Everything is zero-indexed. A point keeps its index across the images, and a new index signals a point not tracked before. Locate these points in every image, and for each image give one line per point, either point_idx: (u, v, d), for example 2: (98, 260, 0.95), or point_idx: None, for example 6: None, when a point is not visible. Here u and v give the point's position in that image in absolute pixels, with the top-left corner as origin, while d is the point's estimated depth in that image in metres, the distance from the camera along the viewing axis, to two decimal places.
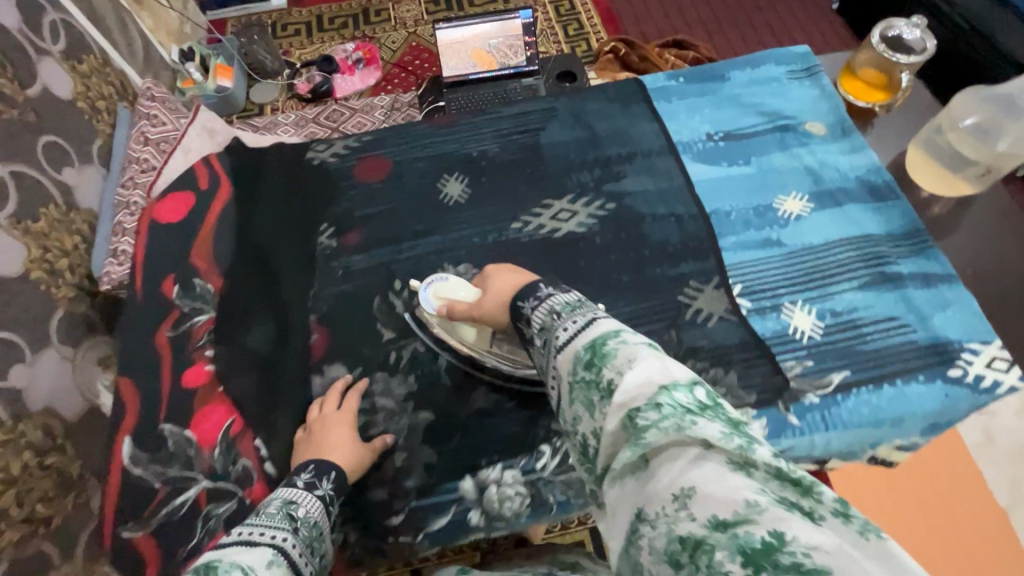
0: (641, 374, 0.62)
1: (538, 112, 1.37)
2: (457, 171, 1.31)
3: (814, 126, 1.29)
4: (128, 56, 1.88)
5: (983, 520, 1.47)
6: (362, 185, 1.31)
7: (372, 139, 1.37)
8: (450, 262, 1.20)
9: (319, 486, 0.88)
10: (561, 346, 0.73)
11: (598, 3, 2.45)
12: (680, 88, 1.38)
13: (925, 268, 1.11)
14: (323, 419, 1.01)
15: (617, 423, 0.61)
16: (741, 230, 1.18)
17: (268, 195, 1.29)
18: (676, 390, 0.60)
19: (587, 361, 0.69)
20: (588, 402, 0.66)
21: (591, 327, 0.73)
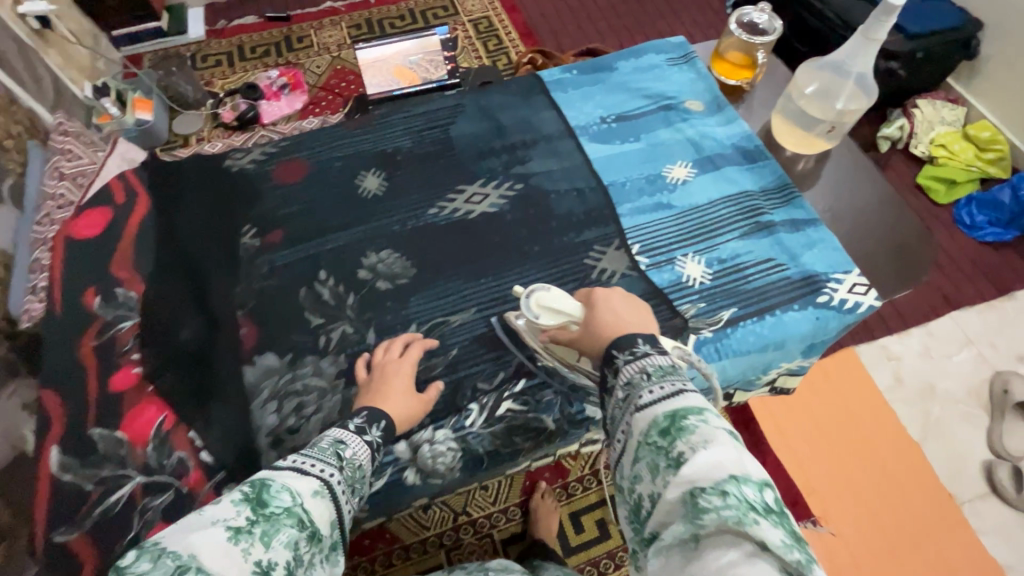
0: (716, 458, 0.67)
1: (448, 108, 1.45)
2: (375, 167, 1.37)
3: (693, 104, 1.41)
4: (36, 93, 1.84)
5: (900, 453, 1.62)
6: (283, 186, 1.34)
7: (290, 144, 1.40)
8: (373, 249, 1.25)
9: (369, 433, 0.91)
10: (642, 406, 0.77)
11: (514, 19, 2.59)
12: (575, 79, 1.48)
13: (794, 215, 1.24)
14: (385, 364, 1.07)
15: (680, 497, 0.67)
16: (636, 197, 1.28)
17: (178, 205, 1.28)
18: (745, 483, 0.65)
19: (663, 428, 0.73)
20: (654, 466, 0.72)
21: (677, 395, 0.76)
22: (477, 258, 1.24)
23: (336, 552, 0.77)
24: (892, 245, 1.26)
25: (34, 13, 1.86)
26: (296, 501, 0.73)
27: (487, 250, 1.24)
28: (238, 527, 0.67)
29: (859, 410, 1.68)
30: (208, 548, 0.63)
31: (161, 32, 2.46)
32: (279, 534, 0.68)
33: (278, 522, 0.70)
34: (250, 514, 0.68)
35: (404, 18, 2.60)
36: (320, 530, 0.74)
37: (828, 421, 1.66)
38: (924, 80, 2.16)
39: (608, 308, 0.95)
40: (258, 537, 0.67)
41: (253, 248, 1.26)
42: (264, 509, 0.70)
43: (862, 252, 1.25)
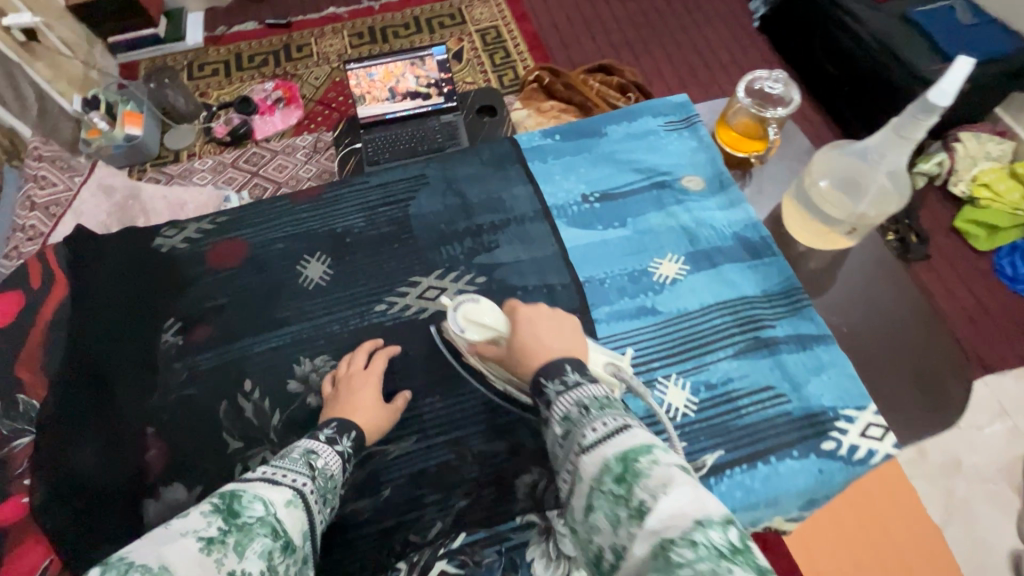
0: (677, 500, 0.54)
1: (411, 178, 1.27)
2: (320, 251, 1.18)
3: (693, 180, 1.21)
4: (19, 111, 1.77)
5: (933, 549, 1.37)
6: (213, 273, 1.15)
7: (228, 220, 1.21)
8: (308, 353, 1.06)
9: (339, 444, 0.84)
10: (587, 447, 0.64)
11: (524, 29, 2.43)
12: (556, 146, 1.30)
13: (801, 329, 1.04)
14: (351, 377, 0.99)
15: (646, 552, 0.53)
16: (615, 298, 1.10)
17: (95, 271, 1.09)
18: (711, 525, 0.52)
19: (617, 473, 0.60)
20: (614, 517, 0.58)
21: (620, 431, 0.64)
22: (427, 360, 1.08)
23: (305, 566, 0.69)
24: (917, 371, 1.04)
25: (18, 24, 1.78)
26: (270, 511, 0.64)
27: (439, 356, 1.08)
28: (210, 537, 0.57)
29: (898, 492, 1.39)
30: (175, 562, 0.53)
31: (157, 39, 2.36)
32: (253, 543, 0.59)
33: (252, 531, 0.60)
34: (222, 524, 0.59)
35: (409, 27, 2.48)
36: (293, 541, 0.65)
37: (872, 518, 1.32)
38: (969, 115, 1.95)
39: (533, 337, 0.84)
40: (232, 549, 0.57)
41: (172, 350, 1.06)
42: (237, 519, 0.60)
43: (877, 382, 1.03)
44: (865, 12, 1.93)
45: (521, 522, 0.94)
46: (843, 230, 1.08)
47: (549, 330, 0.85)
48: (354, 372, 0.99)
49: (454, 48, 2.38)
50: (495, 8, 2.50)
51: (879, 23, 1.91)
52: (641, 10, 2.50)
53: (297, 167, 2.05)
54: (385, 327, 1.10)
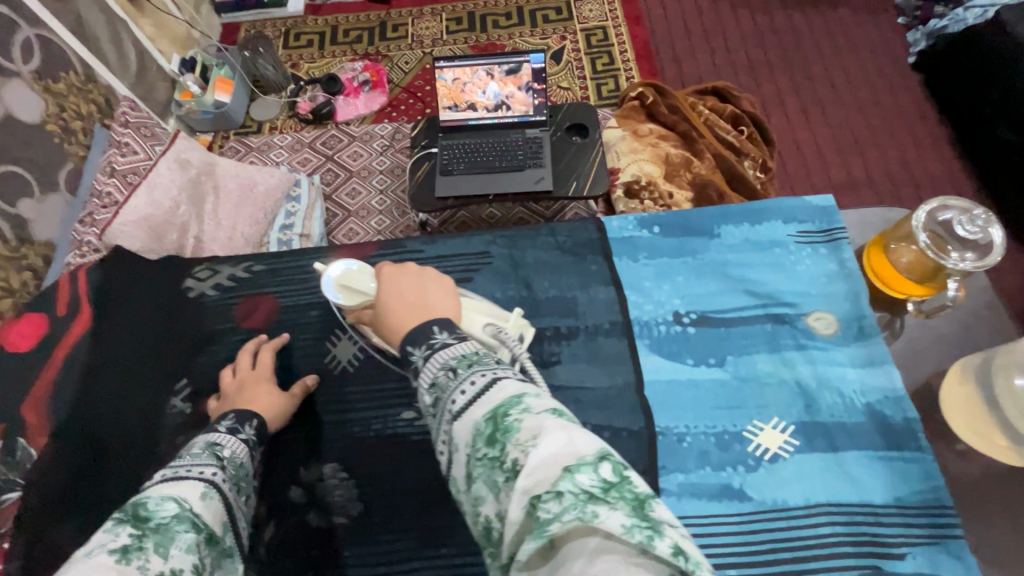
0: (546, 449, 0.43)
1: (471, 254, 0.96)
2: (354, 325, 0.91)
3: (820, 320, 0.86)
4: (118, 69, 1.79)
5: None
6: (239, 330, 0.91)
7: (266, 269, 0.96)
8: (318, 456, 0.82)
9: (243, 432, 0.72)
10: (459, 413, 0.50)
11: (635, 35, 2.19)
12: (653, 242, 0.96)
13: (938, 565, 0.70)
14: (237, 383, 0.82)
15: (518, 511, 0.43)
16: (693, 466, 0.77)
17: (115, 306, 0.87)
18: (578, 467, 0.42)
19: (489, 434, 0.48)
20: (493, 483, 0.46)
21: (492, 387, 0.50)
22: (450, 496, 0.79)
23: (229, 559, 0.62)
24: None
25: None
26: (185, 507, 0.56)
27: (449, 489, 0.80)
28: (124, 546, 0.49)
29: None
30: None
31: (260, 3, 2.34)
32: (177, 541, 0.52)
33: (170, 531, 0.53)
34: (132, 531, 0.51)
35: (510, 17, 2.30)
36: (214, 533, 0.58)
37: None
38: None
39: (396, 298, 0.68)
40: (153, 553, 0.50)
41: (179, 418, 0.83)
42: (149, 524, 0.53)
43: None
44: None
45: None
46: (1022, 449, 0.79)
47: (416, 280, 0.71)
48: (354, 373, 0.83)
49: (555, 47, 2.19)
50: (608, 5, 2.27)
51: None
52: (774, 28, 2.18)
53: (372, 158, 1.97)
54: (405, 442, 0.83)
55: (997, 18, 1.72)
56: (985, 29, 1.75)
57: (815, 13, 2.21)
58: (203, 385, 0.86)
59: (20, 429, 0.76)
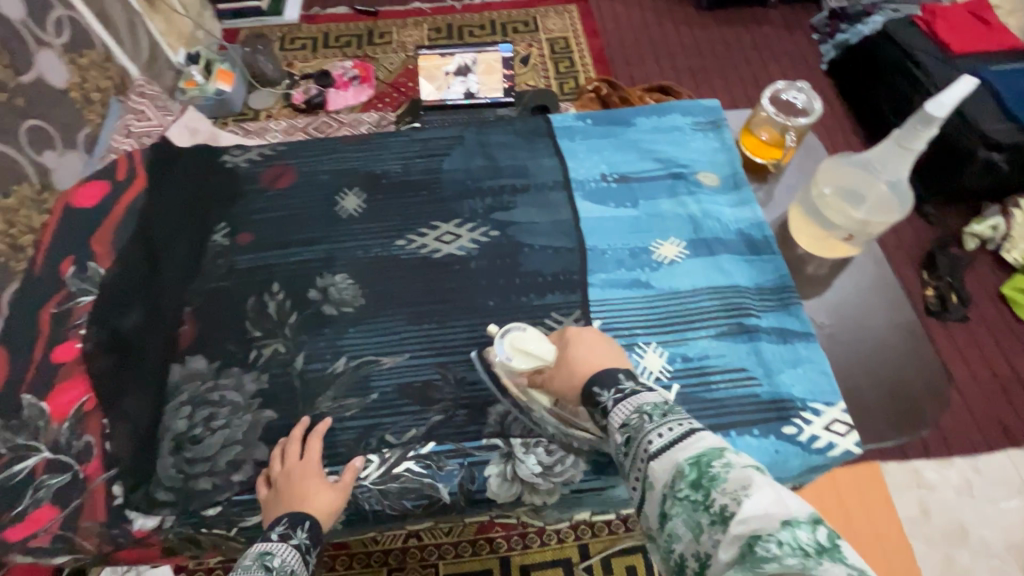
0: (761, 500, 0.40)
1: (448, 136, 0.96)
2: (357, 184, 0.91)
3: (707, 177, 0.90)
4: (132, 54, 1.98)
5: None
6: (259, 185, 0.91)
7: (292, 145, 0.96)
8: (321, 274, 0.83)
9: (296, 536, 0.60)
10: (654, 452, 0.48)
11: (592, 43, 2.52)
12: (586, 130, 0.96)
13: (785, 323, 0.77)
14: (248, 217, 0.88)
15: (729, 552, 0.39)
16: (613, 268, 0.83)
17: (169, 158, 0.94)
18: (795, 520, 0.38)
19: (693, 476, 0.45)
20: (695, 526, 0.43)
21: (692, 434, 0.48)
22: (446, 305, 0.80)
23: None
24: (900, 419, 0.71)
25: None
26: None
27: (438, 303, 0.80)
28: None
29: (857, 520, 1.30)
30: None
31: (259, 11, 2.61)
32: None
33: None
34: None
35: (484, 28, 2.62)
36: None
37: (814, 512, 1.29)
38: None
39: (587, 351, 0.63)
40: None
41: None
42: None
43: (856, 420, 0.72)
44: (934, 66, 1.91)
45: (484, 444, 0.70)
46: (838, 237, 0.78)
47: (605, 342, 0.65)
48: (289, 467, 0.66)
49: (523, 52, 2.50)
50: (569, 20, 2.61)
51: (945, 76, 1.87)
52: (709, 41, 2.55)
53: None
54: (398, 263, 0.84)
55: (884, 29, 2.09)
56: (875, 36, 2.12)
57: (744, 29, 2.58)
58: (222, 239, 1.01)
59: (90, 256, 0.84)
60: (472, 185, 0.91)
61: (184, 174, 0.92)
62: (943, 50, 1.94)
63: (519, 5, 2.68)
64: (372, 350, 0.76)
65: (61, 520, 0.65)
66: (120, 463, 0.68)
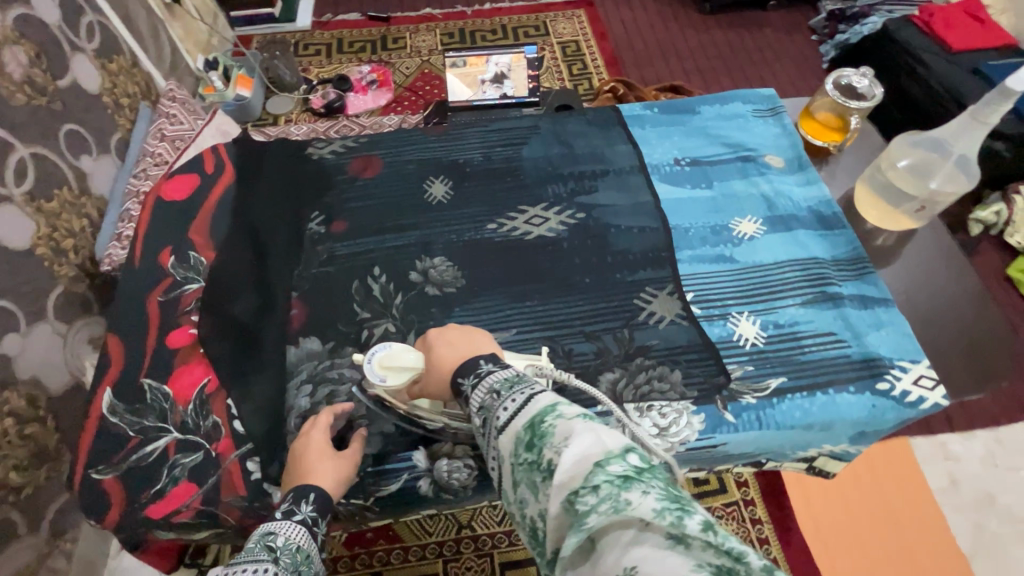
0: (578, 452, 0.44)
1: (522, 127, 1.00)
2: (443, 173, 0.95)
3: (774, 159, 0.96)
4: (156, 60, 1.96)
5: (915, 549, 1.25)
6: (346, 177, 0.94)
7: (373, 138, 0.99)
8: (419, 258, 0.86)
9: (299, 512, 0.59)
10: (502, 427, 0.52)
11: (603, 46, 2.60)
12: (654, 119, 1.01)
13: (864, 290, 0.83)
14: (340, 206, 0.91)
15: (557, 507, 0.43)
16: (698, 245, 0.87)
17: (254, 152, 0.96)
18: (606, 462, 0.42)
19: (529, 441, 0.49)
20: (534, 487, 0.47)
21: (529, 400, 0.51)
22: (544, 283, 0.84)
23: None
24: (979, 374, 0.77)
25: None
26: None
27: (537, 282, 0.84)
28: None
29: (892, 493, 1.32)
30: None
31: (272, 17, 2.63)
32: None
33: None
34: None
35: (496, 33, 2.67)
36: None
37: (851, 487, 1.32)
38: None
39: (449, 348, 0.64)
40: None
41: None
42: None
43: (941, 375, 0.77)
44: (936, 62, 2.00)
45: (601, 410, 0.73)
46: (908, 209, 0.84)
47: (458, 334, 0.67)
48: (298, 440, 0.67)
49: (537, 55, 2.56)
50: (578, 25, 2.68)
51: (946, 71, 1.98)
52: (714, 43, 2.64)
53: None
54: (493, 246, 0.87)
55: (884, 28, 2.20)
56: (875, 36, 2.23)
57: (746, 31, 2.68)
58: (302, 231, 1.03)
59: (190, 246, 0.85)
60: (552, 171, 0.95)
61: (271, 167, 0.94)
62: (942, 47, 2.05)
63: (528, 11, 2.75)
64: (483, 325, 0.80)
65: (201, 496, 0.67)
66: (252, 440, 0.70)
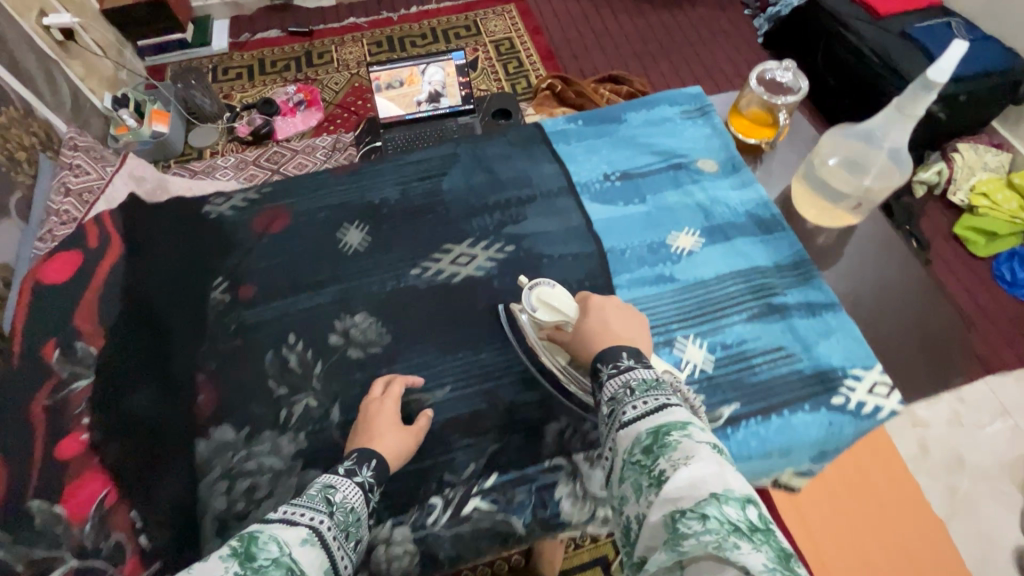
0: (697, 472, 0.43)
1: (440, 157, 0.93)
2: (357, 217, 0.87)
3: (706, 164, 0.92)
4: (54, 104, 1.79)
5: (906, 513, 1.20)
6: (248, 234, 0.85)
7: (277, 188, 0.90)
8: (337, 317, 0.78)
9: (360, 474, 0.57)
10: (625, 420, 0.51)
11: (537, 41, 2.52)
12: (580, 132, 0.96)
13: (809, 296, 0.79)
14: (244, 269, 0.82)
15: (657, 518, 0.43)
16: (635, 267, 0.82)
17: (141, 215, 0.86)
18: (725, 498, 0.41)
19: (647, 444, 0.48)
20: (636, 489, 0.46)
21: (659, 408, 0.51)
22: (476, 330, 0.78)
23: None
24: (930, 371, 0.75)
25: (58, 24, 1.86)
26: (284, 552, 0.43)
27: (468, 330, 0.78)
28: None
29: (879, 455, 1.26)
30: None
31: (184, 43, 2.46)
32: None
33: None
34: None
35: (426, 37, 2.57)
36: None
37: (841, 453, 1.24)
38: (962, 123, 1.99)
39: (599, 321, 0.64)
40: None
41: None
42: (252, 565, 0.41)
43: (893, 378, 0.74)
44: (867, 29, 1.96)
45: (547, 465, 0.68)
46: (846, 206, 0.81)
47: (619, 312, 0.65)
48: (369, 404, 0.68)
49: (470, 57, 2.47)
50: (509, 21, 2.60)
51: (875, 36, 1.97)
52: (648, 27, 2.59)
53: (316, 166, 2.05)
54: (417, 293, 0.80)
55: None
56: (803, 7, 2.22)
57: (678, 12, 2.65)
58: None
59: (76, 335, 0.69)
60: (475, 203, 0.88)
61: (165, 234, 0.84)
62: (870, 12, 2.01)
63: (457, 11, 2.65)
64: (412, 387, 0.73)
65: None
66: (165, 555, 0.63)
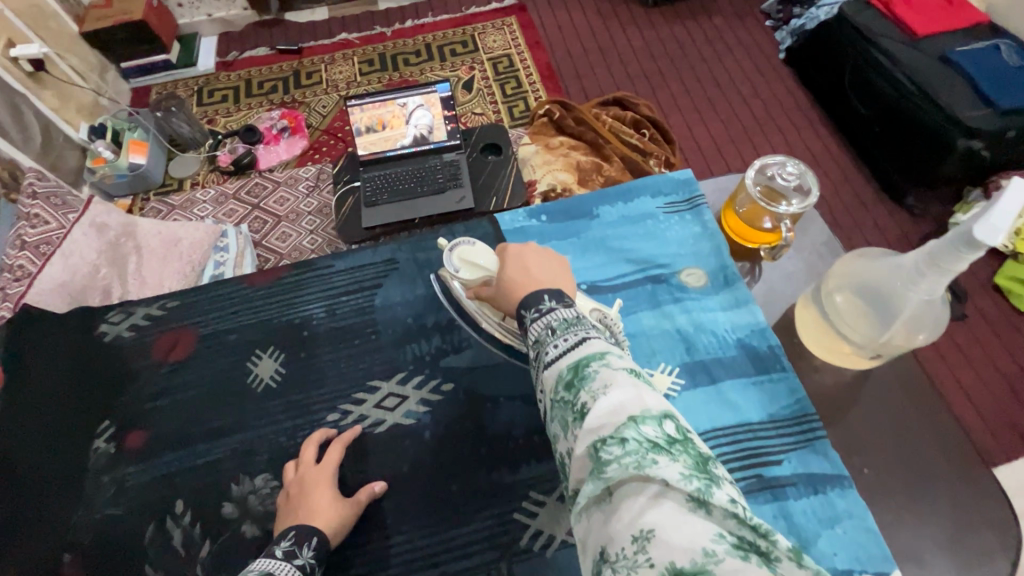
0: (617, 398, 0.39)
1: (377, 262, 0.87)
2: (274, 344, 0.82)
3: (692, 274, 0.77)
4: (24, 145, 1.57)
5: None
6: (153, 368, 0.82)
7: (179, 304, 0.87)
8: (247, 475, 0.72)
9: (300, 557, 0.59)
10: (546, 361, 0.46)
11: (537, 58, 2.23)
12: (542, 232, 0.83)
13: (810, 465, 0.64)
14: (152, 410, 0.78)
15: (582, 450, 0.39)
16: None
17: (29, 348, 0.82)
18: (643, 418, 0.38)
19: (569, 379, 0.44)
20: (563, 425, 0.42)
21: (579, 341, 0.46)
22: (397, 496, 0.70)
23: None
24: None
25: (27, 55, 1.61)
26: None
27: (390, 500, 0.70)
28: None
29: None
30: None
31: (169, 65, 2.15)
32: None
33: None
34: None
35: (420, 55, 2.28)
36: None
37: None
38: None
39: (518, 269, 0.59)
40: None
41: (103, 461, 0.75)
42: None
43: None
44: (900, 51, 1.62)
45: None
46: (863, 354, 0.66)
47: (541, 257, 0.60)
48: (302, 475, 0.68)
49: (465, 77, 2.19)
50: (509, 35, 2.30)
51: None
52: (673, 39, 2.26)
53: (299, 200, 1.67)
54: None
55: None
56: None
57: (691, 22, 2.31)
58: (127, 422, 0.78)
59: None
60: (407, 329, 0.82)
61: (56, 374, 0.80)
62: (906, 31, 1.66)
63: (456, 23, 2.35)
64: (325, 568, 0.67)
65: None
66: None
